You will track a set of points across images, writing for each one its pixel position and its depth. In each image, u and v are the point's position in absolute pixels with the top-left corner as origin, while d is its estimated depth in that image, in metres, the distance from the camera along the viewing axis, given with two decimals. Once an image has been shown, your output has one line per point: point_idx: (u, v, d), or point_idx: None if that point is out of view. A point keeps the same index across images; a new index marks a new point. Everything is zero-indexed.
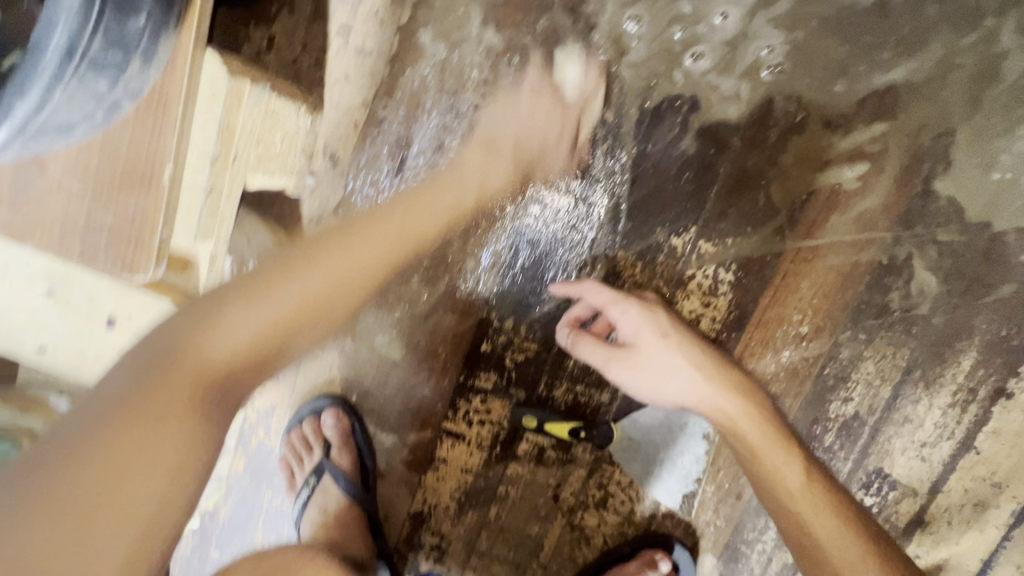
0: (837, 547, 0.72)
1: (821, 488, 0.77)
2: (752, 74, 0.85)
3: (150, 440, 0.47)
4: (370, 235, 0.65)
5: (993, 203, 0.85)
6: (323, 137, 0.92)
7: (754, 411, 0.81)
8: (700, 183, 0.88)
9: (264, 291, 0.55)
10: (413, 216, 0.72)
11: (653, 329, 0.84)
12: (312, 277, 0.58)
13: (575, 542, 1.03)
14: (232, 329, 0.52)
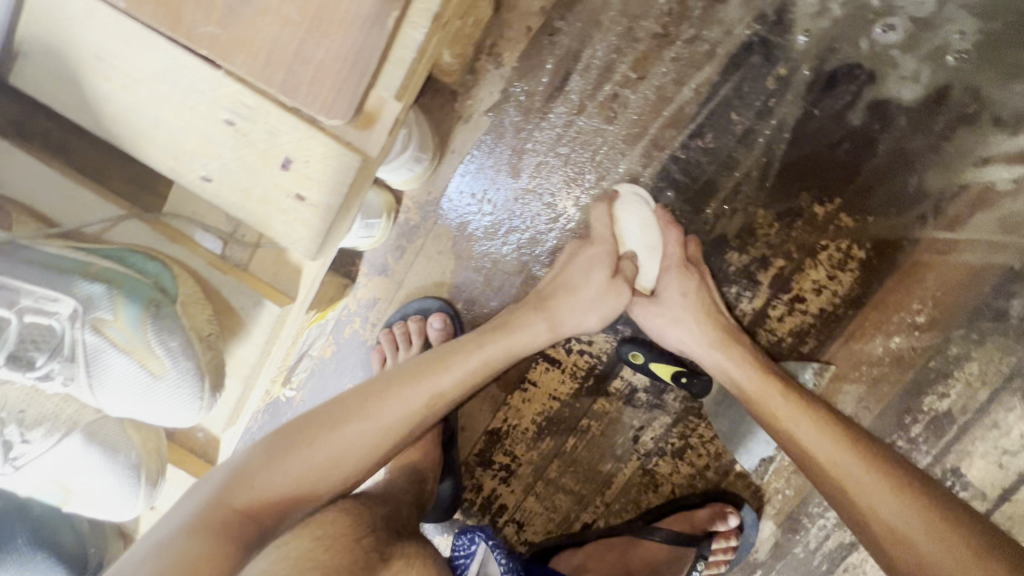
0: (852, 478, 0.72)
1: (817, 424, 0.76)
2: (937, 56, 0.85)
3: (268, 475, 0.68)
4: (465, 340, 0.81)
5: None
6: (493, 36, 0.91)
7: (736, 355, 0.85)
8: (856, 156, 0.89)
9: (367, 412, 0.73)
10: (506, 347, 0.80)
11: (675, 282, 0.89)
12: (358, 433, 0.72)
13: (642, 486, 1.05)
14: (370, 424, 0.72)
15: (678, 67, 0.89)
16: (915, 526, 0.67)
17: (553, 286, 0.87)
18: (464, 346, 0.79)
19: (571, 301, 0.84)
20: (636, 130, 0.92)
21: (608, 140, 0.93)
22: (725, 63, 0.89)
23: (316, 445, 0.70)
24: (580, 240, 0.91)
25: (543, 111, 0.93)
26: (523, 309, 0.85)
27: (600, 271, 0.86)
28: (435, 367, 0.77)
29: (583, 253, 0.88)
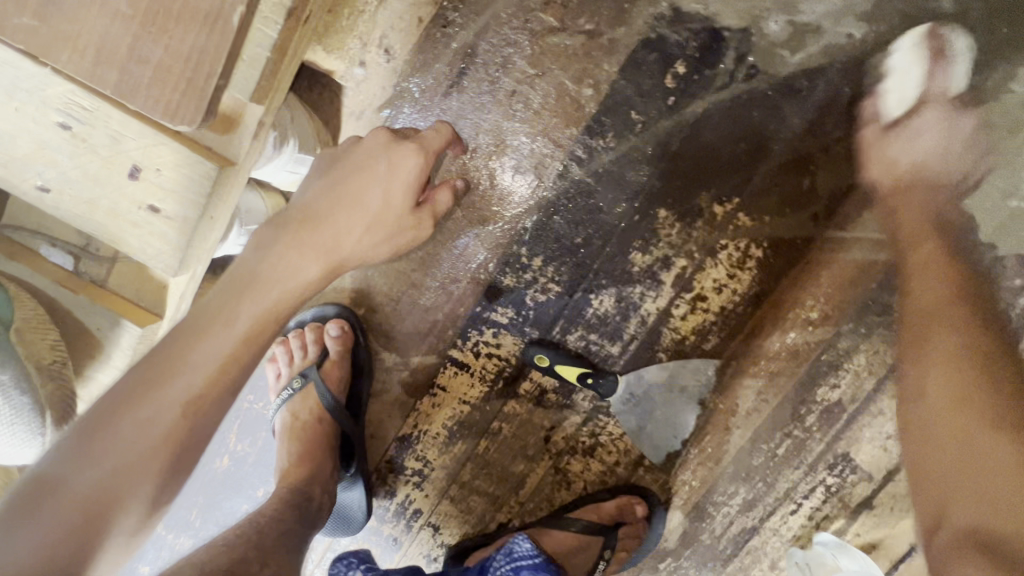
0: (929, 425, 0.73)
1: (944, 359, 0.74)
2: (826, 58, 0.86)
3: (58, 503, 0.55)
4: (241, 273, 0.70)
5: (1005, 227, 0.91)
6: (382, 27, 0.85)
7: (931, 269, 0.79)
8: (752, 157, 0.89)
9: (157, 386, 0.60)
10: (256, 279, 0.68)
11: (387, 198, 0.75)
12: (159, 413, 0.60)
13: (555, 485, 1.06)
14: (116, 454, 0.58)
15: (576, 64, 0.86)
16: (1004, 477, 0.65)
17: (331, 202, 0.74)
18: (217, 317, 0.64)
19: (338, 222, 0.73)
20: (535, 129, 0.89)
21: (510, 139, 0.89)
22: (624, 59, 0.86)
23: (112, 444, 0.58)
24: (365, 141, 0.76)
25: (441, 108, 0.88)
26: (293, 229, 0.73)
27: (401, 191, 0.74)
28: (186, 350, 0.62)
29: (378, 165, 0.74)
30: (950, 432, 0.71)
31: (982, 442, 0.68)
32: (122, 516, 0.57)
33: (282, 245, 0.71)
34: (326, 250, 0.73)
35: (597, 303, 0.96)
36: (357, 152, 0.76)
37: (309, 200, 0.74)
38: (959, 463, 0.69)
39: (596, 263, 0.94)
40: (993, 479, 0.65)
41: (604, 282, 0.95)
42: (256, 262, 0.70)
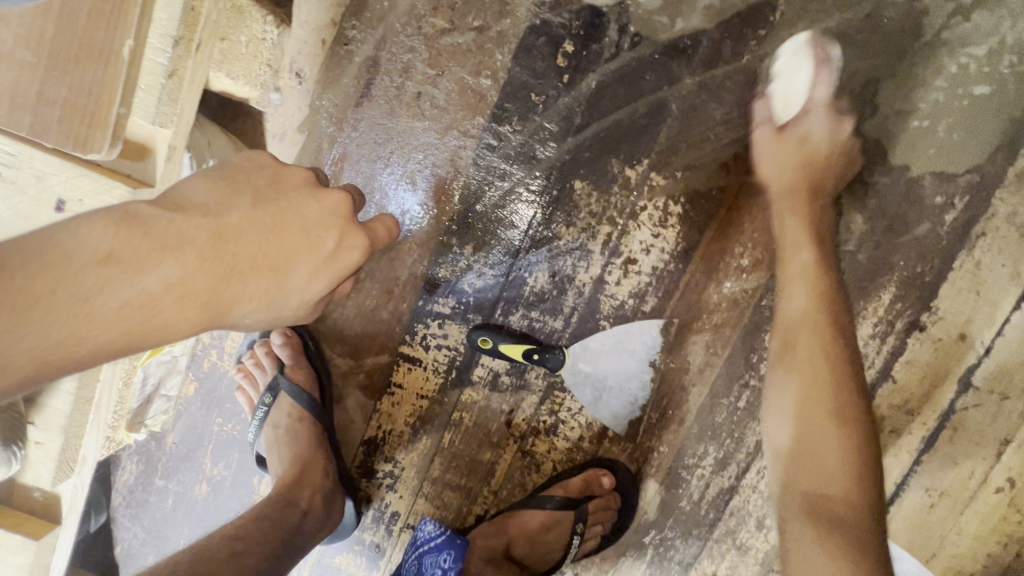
0: (810, 408, 0.85)
1: (818, 350, 0.86)
2: (705, 15, 0.91)
3: None
4: (81, 269, 0.50)
5: (913, 147, 0.93)
6: (290, 53, 0.93)
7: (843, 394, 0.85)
8: (653, 118, 0.93)
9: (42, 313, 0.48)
10: (78, 300, 0.50)
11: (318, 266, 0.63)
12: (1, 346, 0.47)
13: (525, 469, 1.06)
14: None
15: (472, 59, 0.93)
16: (841, 465, 0.81)
17: (222, 250, 0.56)
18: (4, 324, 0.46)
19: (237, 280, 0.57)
20: (445, 124, 0.94)
21: (423, 137, 0.95)
22: (515, 47, 0.92)
23: None
24: (319, 202, 0.63)
25: (356, 119, 0.95)
26: (182, 258, 0.54)
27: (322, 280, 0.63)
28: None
29: (324, 245, 0.63)
30: (818, 416, 0.84)
31: (827, 434, 0.83)
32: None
33: (164, 277, 0.53)
34: (202, 311, 0.56)
35: (533, 280, 0.99)
36: (310, 210, 0.63)
37: (222, 229, 0.57)
38: (801, 445, 0.85)
39: (525, 242, 0.98)
40: (825, 468, 0.82)
41: (536, 260, 0.98)
42: (104, 270, 0.51)
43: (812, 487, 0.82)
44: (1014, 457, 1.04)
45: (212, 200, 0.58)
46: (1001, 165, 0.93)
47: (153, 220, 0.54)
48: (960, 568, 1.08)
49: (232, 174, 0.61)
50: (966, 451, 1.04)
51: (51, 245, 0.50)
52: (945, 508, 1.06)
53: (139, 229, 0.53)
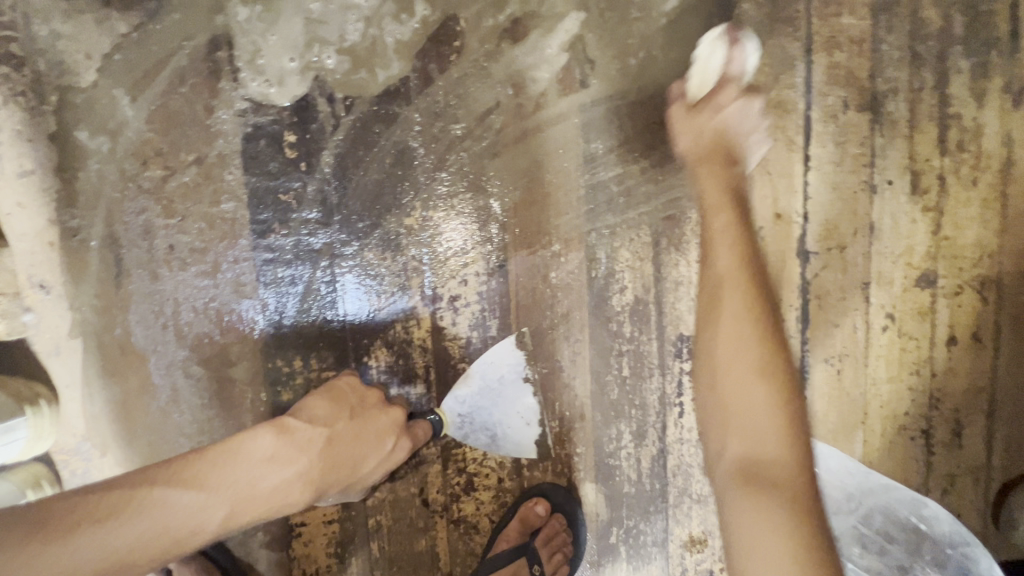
0: (739, 392, 0.66)
1: (739, 334, 0.69)
2: (399, 52, 0.91)
3: (179, 466, 0.64)
4: (247, 466, 0.66)
5: (643, 79, 0.97)
6: (23, 269, 0.87)
7: (759, 347, 0.68)
8: (403, 163, 0.93)
9: (206, 484, 0.63)
10: (247, 484, 0.66)
11: (375, 454, 0.77)
12: (201, 504, 0.62)
13: (465, 536, 1.02)
14: (128, 536, 0.57)
15: (206, 191, 0.89)
16: (796, 472, 0.62)
17: (320, 465, 0.71)
18: (198, 504, 0.62)
19: (333, 477, 0.72)
20: (212, 263, 0.91)
21: (198, 283, 0.91)
22: (241, 161, 0.90)
23: (138, 518, 0.58)
24: (389, 413, 0.80)
25: (122, 299, 0.90)
26: (312, 455, 0.71)
27: (378, 470, 0.78)
28: (143, 505, 0.59)
29: (388, 446, 0.79)
30: (744, 380, 0.67)
31: (763, 418, 0.65)
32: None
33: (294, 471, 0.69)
34: (316, 495, 0.71)
35: (374, 360, 0.96)
36: (382, 420, 0.80)
37: (337, 434, 0.74)
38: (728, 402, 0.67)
39: (349, 330, 0.95)
40: (775, 462, 0.63)
41: (368, 341, 0.95)
42: (265, 465, 0.67)
43: (750, 448, 0.64)
44: (880, 294, 1.07)
45: (326, 414, 0.75)
46: None
47: (299, 429, 0.71)
48: (894, 414, 1.10)
49: (335, 392, 0.79)
50: (841, 310, 1.07)
51: (237, 439, 0.68)
52: (851, 369, 1.08)
53: (291, 434, 0.71)
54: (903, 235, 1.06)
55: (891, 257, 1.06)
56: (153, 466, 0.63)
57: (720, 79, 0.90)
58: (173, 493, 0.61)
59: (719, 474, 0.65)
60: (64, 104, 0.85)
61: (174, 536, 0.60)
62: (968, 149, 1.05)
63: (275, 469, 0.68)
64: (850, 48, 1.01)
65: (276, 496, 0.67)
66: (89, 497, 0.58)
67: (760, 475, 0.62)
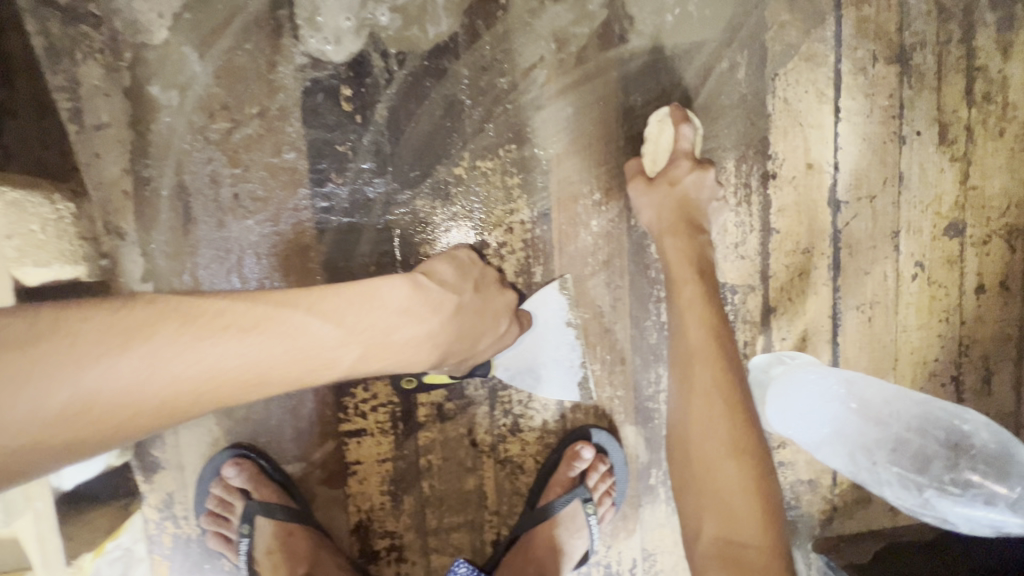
0: (706, 431, 0.85)
1: (718, 419, 0.85)
2: (448, 9, 0.95)
3: (321, 300, 0.75)
4: (385, 314, 0.76)
5: (680, 35, 1.01)
6: (100, 216, 0.93)
7: (720, 389, 0.86)
8: (452, 116, 0.97)
9: (341, 321, 0.74)
10: (381, 332, 0.76)
11: (491, 326, 0.90)
12: (336, 337, 0.73)
13: (511, 476, 1.06)
14: (271, 349, 0.70)
15: (268, 142, 0.95)
16: (750, 521, 0.82)
17: (447, 330, 0.82)
18: (337, 337, 0.73)
19: (454, 342, 0.84)
20: (274, 211, 0.96)
21: (260, 231, 0.96)
22: (301, 114, 0.95)
23: (280, 336, 0.70)
24: (505, 296, 0.94)
25: (190, 245, 0.95)
26: (436, 319, 0.81)
27: (490, 343, 0.92)
28: (292, 325, 0.71)
29: (501, 326, 0.92)
30: (721, 454, 0.84)
31: (733, 483, 0.83)
32: (228, 381, 0.68)
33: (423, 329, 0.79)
34: (437, 356, 0.82)
35: None
36: (497, 301, 0.92)
37: (460, 306, 0.85)
38: (699, 448, 0.86)
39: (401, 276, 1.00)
40: (746, 499, 0.83)
41: None
42: (399, 317, 0.77)
43: (724, 503, 0.83)
44: (910, 242, 1.10)
45: (450, 283, 0.87)
46: (757, 14, 1.02)
47: (428, 292, 0.82)
48: (923, 361, 1.14)
49: (460, 264, 0.91)
50: (871, 259, 1.10)
51: (378, 287, 0.78)
52: (881, 316, 1.12)
53: (421, 295, 0.80)
54: (931, 185, 1.09)
55: (920, 207, 1.10)
56: (302, 295, 0.75)
57: (672, 156, 0.96)
58: (310, 322, 0.72)
59: (690, 522, 0.86)
60: (138, 60, 0.91)
61: (307, 358, 0.72)
62: (994, 100, 1.08)
63: (403, 326, 0.77)
64: (879, 3, 1.04)
65: (401, 351, 0.77)
66: (249, 308, 0.71)
67: (719, 471, 0.84)
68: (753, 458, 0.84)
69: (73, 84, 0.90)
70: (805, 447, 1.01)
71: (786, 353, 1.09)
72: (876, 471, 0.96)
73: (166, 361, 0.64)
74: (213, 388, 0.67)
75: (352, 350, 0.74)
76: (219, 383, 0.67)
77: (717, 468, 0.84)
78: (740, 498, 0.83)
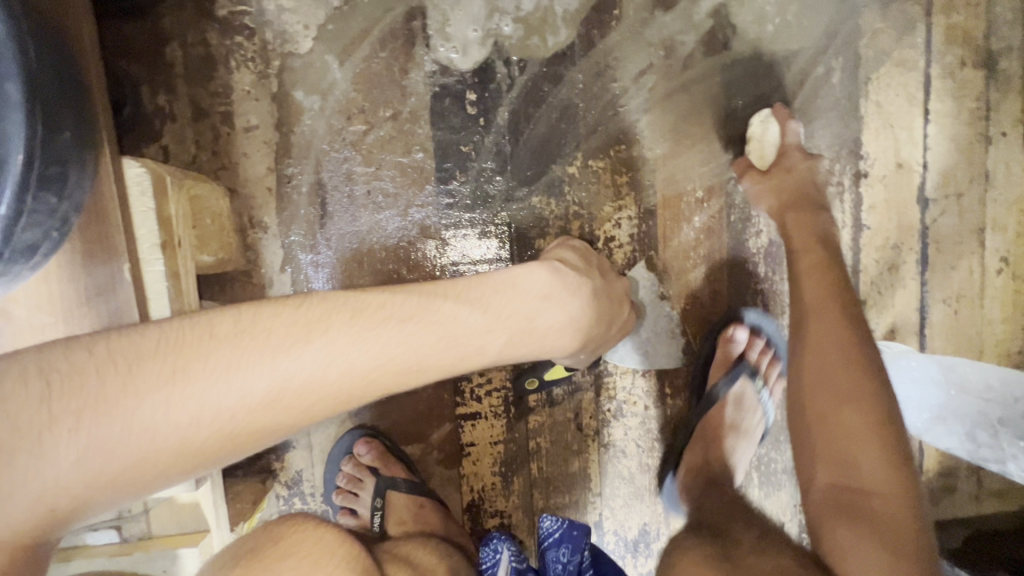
0: (821, 370, 0.83)
1: (835, 357, 0.84)
2: (566, 19, 1.03)
3: (465, 292, 0.70)
4: (528, 299, 0.73)
5: (779, 42, 1.07)
6: (246, 211, 1.01)
7: (837, 334, 0.86)
8: (567, 118, 1.05)
9: (489, 309, 0.69)
10: (527, 318, 0.72)
11: (615, 310, 0.91)
12: (485, 328, 0.68)
13: (614, 459, 1.12)
14: (426, 345, 0.64)
15: (399, 143, 1.02)
16: (873, 468, 0.76)
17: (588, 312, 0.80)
18: (486, 326, 0.68)
19: (590, 323, 0.81)
20: (402, 207, 1.03)
21: (390, 225, 1.04)
22: (429, 117, 1.02)
23: (435, 330, 0.65)
24: (622, 280, 0.96)
25: (326, 238, 1.03)
26: (576, 301, 0.78)
27: (614, 331, 0.93)
28: (444, 317, 0.66)
29: (623, 309, 0.93)
30: (840, 393, 0.81)
31: (852, 422, 0.79)
32: (382, 383, 0.61)
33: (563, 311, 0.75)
34: (577, 343, 0.79)
35: None
36: (619, 286, 0.94)
37: (596, 292, 0.83)
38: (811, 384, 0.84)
39: None
40: (864, 443, 0.78)
41: None
42: (540, 300, 0.74)
43: (838, 444, 0.79)
44: (995, 238, 1.15)
45: (580, 270, 0.87)
46: (851, 22, 1.08)
47: (564, 274, 0.80)
48: (1008, 353, 1.17)
49: (582, 253, 0.94)
50: (958, 254, 1.15)
51: (515, 273, 0.76)
52: (967, 309, 1.16)
53: (561, 277, 0.78)
54: (1016, 183, 1.14)
55: (1005, 204, 1.14)
56: (444, 287, 0.70)
57: (779, 150, 1.05)
58: (460, 313, 0.67)
59: (806, 472, 0.81)
60: (285, 67, 0.99)
61: (461, 352, 0.66)
62: None
63: (546, 309, 0.73)
64: (966, 11, 1.10)
65: (536, 329, 0.72)
66: (397, 301, 0.65)
67: (834, 410, 0.80)
68: (873, 404, 0.80)
69: (227, 90, 0.99)
70: (919, 432, 1.15)
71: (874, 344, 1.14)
72: (1000, 446, 1.09)
73: (325, 363, 0.58)
74: (367, 389, 0.61)
75: (498, 340, 0.69)
76: (373, 385, 0.61)
77: (832, 407, 0.81)
78: (858, 444, 0.78)
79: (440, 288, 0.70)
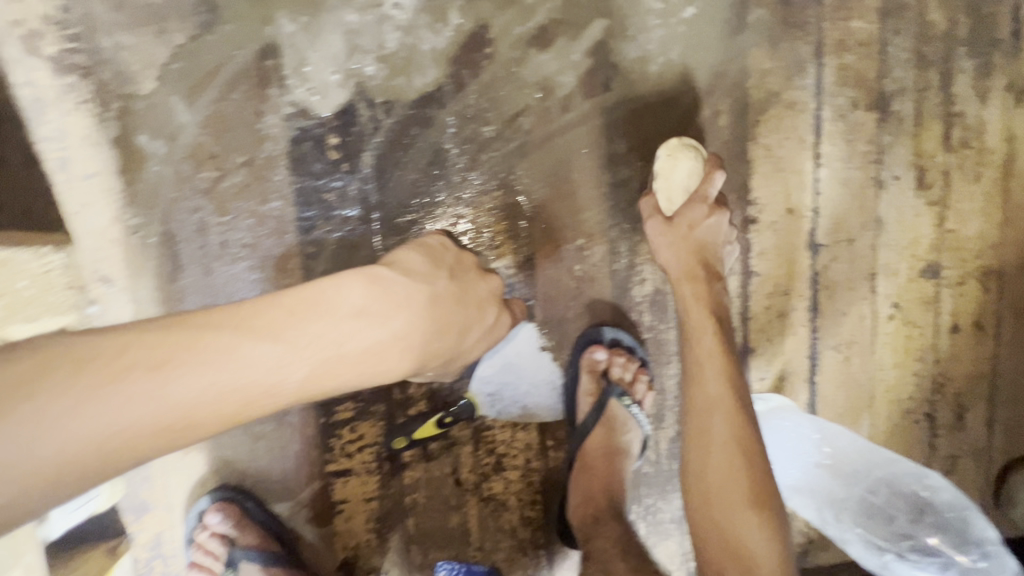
0: (719, 472, 0.85)
1: (734, 459, 0.85)
2: (434, 59, 0.96)
3: (251, 318, 0.61)
4: (332, 321, 0.63)
5: (663, 83, 1.02)
6: (89, 264, 0.94)
7: (735, 427, 0.87)
8: (437, 164, 0.99)
9: (279, 336, 0.61)
10: (331, 343, 0.63)
11: (481, 322, 0.82)
12: (275, 361, 0.60)
13: (494, 513, 1.09)
14: (194, 390, 0.57)
15: (255, 191, 0.96)
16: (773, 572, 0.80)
17: (436, 333, 0.72)
18: (276, 359, 0.60)
19: (444, 342, 0.74)
20: (261, 258, 0.97)
21: (247, 277, 0.98)
22: (288, 163, 0.96)
23: (204, 369, 0.57)
24: (491, 282, 0.85)
25: (178, 293, 0.97)
26: (403, 315, 0.67)
27: (484, 342, 0.85)
28: (217, 353, 0.58)
29: (489, 318, 0.83)
30: (739, 494, 0.84)
31: (751, 525, 0.82)
32: (143, 440, 0.56)
33: (391, 329, 0.67)
34: (414, 362, 0.69)
35: None
36: (482, 288, 0.82)
37: (436, 294, 0.73)
38: (711, 484, 0.86)
39: None
40: (763, 551, 0.81)
41: None
42: (352, 320, 0.64)
43: (740, 548, 0.82)
44: (887, 284, 1.13)
45: (425, 273, 0.76)
46: (739, 62, 1.03)
47: (391, 283, 0.69)
48: (899, 399, 1.16)
49: (433, 252, 0.81)
50: (849, 300, 1.12)
51: (320, 288, 0.65)
52: (858, 355, 1.14)
53: (381, 288, 0.68)
54: (908, 229, 1.11)
55: (897, 249, 1.12)
56: (229, 313, 0.62)
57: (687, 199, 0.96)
58: (243, 347, 0.59)
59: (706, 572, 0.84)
60: (125, 110, 0.92)
61: (249, 391, 0.60)
62: (971, 146, 1.10)
63: (359, 328, 0.64)
64: (859, 51, 1.06)
65: (356, 355, 0.64)
66: (161, 339, 0.58)
67: (737, 517, 0.83)
68: (769, 502, 0.84)
69: (62, 135, 0.92)
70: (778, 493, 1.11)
71: (762, 393, 1.12)
72: (839, 528, 1.07)
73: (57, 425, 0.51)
74: (126, 445, 0.55)
75: (296, 372, 0.61)
76: (132, 443, 0.55)
77: (734, 508, 0.83)
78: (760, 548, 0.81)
79: (223, 313, 0.62)
